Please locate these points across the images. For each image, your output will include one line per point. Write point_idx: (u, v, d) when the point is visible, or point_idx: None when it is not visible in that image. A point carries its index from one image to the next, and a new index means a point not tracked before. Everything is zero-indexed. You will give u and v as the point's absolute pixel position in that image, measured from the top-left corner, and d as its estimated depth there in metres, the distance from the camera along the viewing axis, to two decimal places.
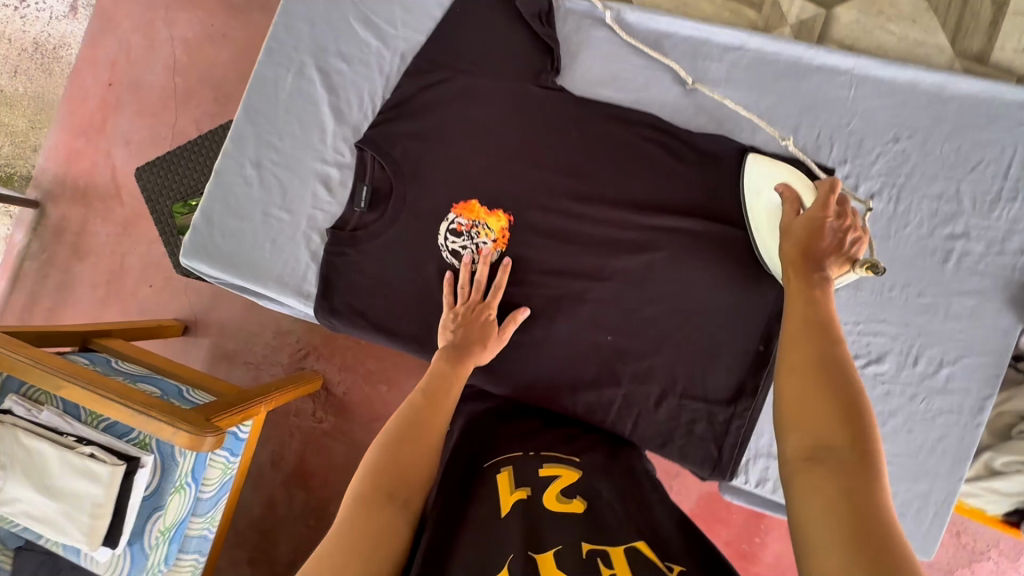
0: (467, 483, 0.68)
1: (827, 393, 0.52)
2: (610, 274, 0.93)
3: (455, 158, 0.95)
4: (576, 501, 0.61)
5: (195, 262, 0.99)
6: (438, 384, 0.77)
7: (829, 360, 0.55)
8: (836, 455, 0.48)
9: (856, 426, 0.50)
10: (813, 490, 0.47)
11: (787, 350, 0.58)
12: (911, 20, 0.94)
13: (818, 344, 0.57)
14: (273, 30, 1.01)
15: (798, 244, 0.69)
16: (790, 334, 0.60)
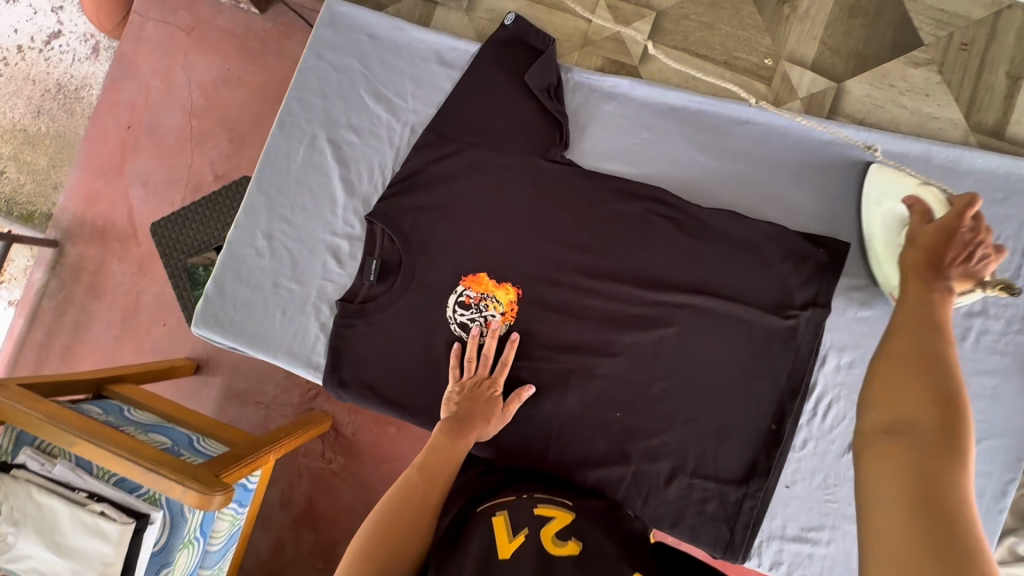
0: (466, 523, 0.68)
1: (917, 377, 0.47)
2: (620, 349, 0.92)
3: (464, 229, 0.95)
4: (571, 542, 0.62)
5: (207, 331, 1.00)
6: (444, 449, 0.77)
7: (932, 349, 0.50)
8: (919, 432, 0.43)
9: (949, 413, 0.44)
10: (886, 474, 0.42)
11: (889, 336, 0.52)
12: (923, 93, 0.93)
13: (914, 335, 0.51)
14: (287, 103, 1.03)
15: (921, 251, 0.63)
16: (897, 324, 0.54)
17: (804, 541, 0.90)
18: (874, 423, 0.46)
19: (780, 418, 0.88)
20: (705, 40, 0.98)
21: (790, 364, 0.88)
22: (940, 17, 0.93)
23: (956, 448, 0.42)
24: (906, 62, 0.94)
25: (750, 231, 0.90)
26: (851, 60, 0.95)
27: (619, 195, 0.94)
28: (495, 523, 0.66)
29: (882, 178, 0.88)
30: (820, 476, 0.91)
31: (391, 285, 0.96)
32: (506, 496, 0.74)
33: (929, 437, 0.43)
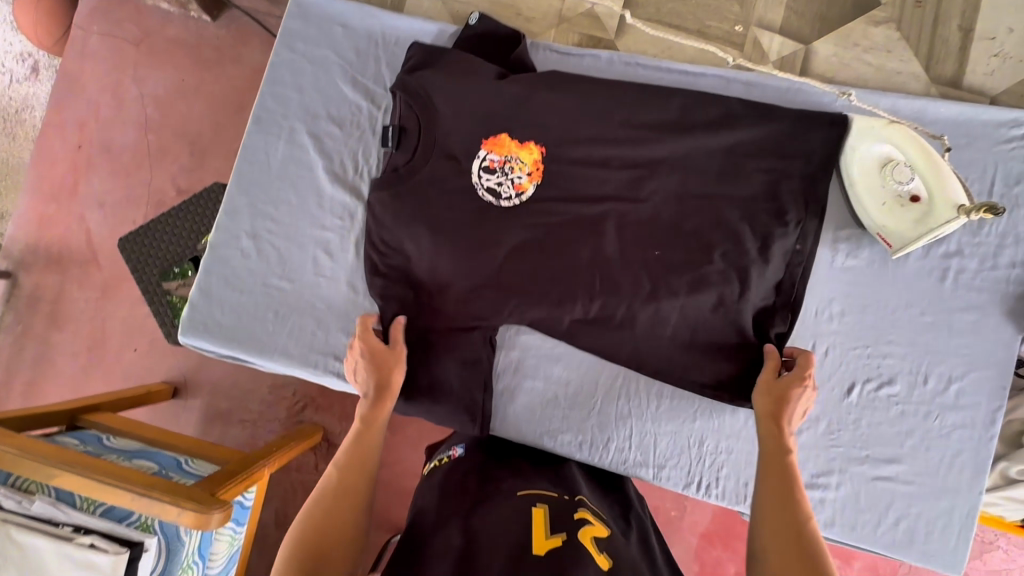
0: (499, 506, 0.69)
1: (798, 534, 0.62)
2: (648, 193, 0.92)
3: (479, 93, 0.94)
4: (605, 556, 0.63)
5: (195, 339, 0.96)
6: (369, 430, 0.78)
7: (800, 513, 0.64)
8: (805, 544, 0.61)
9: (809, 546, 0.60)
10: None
11: (762, 526, 0.64)
12: (886, 50, 0.98)
13: (785, 504, 0.65)
14: (261, 98, 1.00)
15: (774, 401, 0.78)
16: (767, 495, 0.67)
17: (814, 488, 0.93)
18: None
19: (753, 236, 0.90)
20: (678, 11, 1.00)
21: (797, 209, 0.90)
22: None
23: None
24: (866, 22, 0.98)
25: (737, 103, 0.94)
26: (817, 23, 0.99)
27: (622, 111, 0.94)
28: (534, 515, 0.67)
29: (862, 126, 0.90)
30: (824, 422, 0.94)
31: (411, 163, 0.95)
32: (545, 490, 0.75)
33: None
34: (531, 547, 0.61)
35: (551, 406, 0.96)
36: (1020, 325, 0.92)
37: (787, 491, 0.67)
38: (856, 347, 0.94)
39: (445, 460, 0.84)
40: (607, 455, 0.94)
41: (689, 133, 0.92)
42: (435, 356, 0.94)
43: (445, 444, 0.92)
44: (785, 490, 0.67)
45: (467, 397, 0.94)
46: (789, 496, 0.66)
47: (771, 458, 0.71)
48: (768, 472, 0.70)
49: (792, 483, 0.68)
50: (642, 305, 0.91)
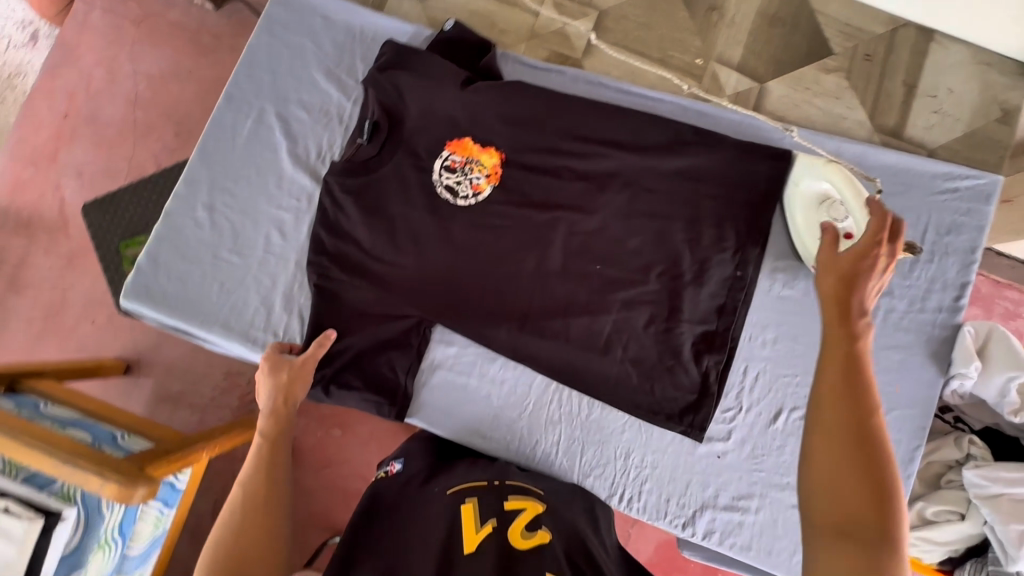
0: (429, 507, 0.69)
1: (876, 502, 0.46)
2: (600, 207, 0.96)
3: (447, 96, 0.97)
4: (541, 533, 0.63)
5: (137, 304, 0.96)
6: (270, 450, 0.77)
7: (877, 452, 0.48)
8: (867, 532, 0.45)
9: (885, 502, 0.46)
10: (836, 556, 0.45)
11: (818, 452, 0.49)
12: (835, 96, 1.04)
13: (859, 437, 0.48)
14: (235, 77, 1.03)
15: (841, 281, 0.56)
16: (822, 419, 0.50)
17: (734, 509, 0.94)
18: (825, 549, 0.46)
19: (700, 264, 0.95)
20: (644, 39, 1.06)
21: (737, 237, 0.95)
22: (846, 30, 1.05)
23: (895, 560, 0.45)
24: (818, 68, 1.04)
25: (691, 131, 0.98)
26: (772, 64, 1.05)
27: (581, 129, 0.98)
28: (463, 511, 0.67)
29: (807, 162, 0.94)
30: (749, 446, 0.95)
31: (377, 158, 0.98)
32: (475, 482, 0.75)
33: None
34: (462, 546, 0.60)
35: (480, 404, 0.98)
36: (942, 368, 0.96)
37: (862, 416, 0.49)
38: (786, 375, 0.97)
39: (384, 476, 0.80)
40: (533, 456, 0.97)
41: (643, 155, 0.96)
42: (378, 347, 0.97)
43: (391, 451, 0.90)
44: (861, 412, 0.49)
45: (397, 393, 0.97)
46: (870, 443, 0.48)
47: (835, 355, 0.52)
48: (830, 378, 0.51)
49: (868, 402, 0.50)
50: (578, 317, 0.95)
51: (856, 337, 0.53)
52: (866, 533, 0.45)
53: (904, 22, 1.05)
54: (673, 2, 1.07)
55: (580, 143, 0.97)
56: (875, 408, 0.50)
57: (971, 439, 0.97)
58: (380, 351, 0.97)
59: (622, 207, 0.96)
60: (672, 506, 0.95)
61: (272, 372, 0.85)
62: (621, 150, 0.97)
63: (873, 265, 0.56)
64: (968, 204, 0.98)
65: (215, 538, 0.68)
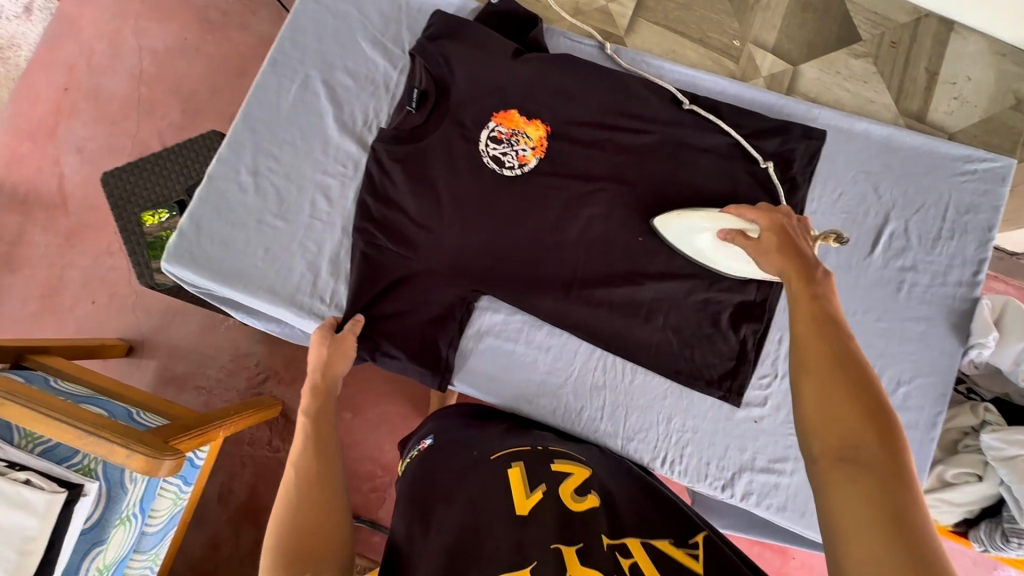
0: (479, 470, 0.73)
1: (866, 418, 0.47)
2: (639, 181, 0.99)
3: (495, 66, 0.98)
4: (590, 497, 0.68)
5: (178, 267, 0.94)
6: (315, 423, 0.75)
7: (866, 381, 0.50)
8: (866, 458, 0.45)
9: (887, 429, 0.47)
10: (846, 484, 0.45)
11: (810, 392, 0.51)
12: (862, 80, 1.09)
13: (843, 365, 0.51)
14: (279, 42, 1.02)
15: (787, 256, 0.64)
16: (805, 360, 0.53)
17: (771, 472, 0.97)
18: (837, 480, 0.45)
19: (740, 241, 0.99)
20: (682, 19, 1.10)
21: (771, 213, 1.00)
22: (873, 18, 1.10)
23: (907, 486, 0.44)
24: (847, 53, 1.10)
25: (728, 112, 1.02)
26: (803, 48, 1.10)
27: (622, 107, 1.01)
28: (510, 475, 0.71)
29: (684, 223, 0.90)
30: (783, 411, 0.99)
31: (429, 122, 0.98)
32: (519, 447, 0.80)
33: (890, 497, 0.43)
34: (514, 509, 0.65)
35: (527, 371, 1.00)
36: (961, 338, 1.01)
37: (840, 350, 0.52)
38: None
39: (416, 453, 0.85)
40: (577, 421, 0.99)
41: (681, 131, 1.00)
42: (425, 313, 0.97)
43: (418, 434, 0.94)
44: (841, 351, 0.52)
45: (442, 361, 0.98)
46: (860, 370, 0.50)
47: (805, 303, 0.58)
48: (804, 324, 0.55)
49: (851, 346, 0.53)
50: (619, 288, 0.97)
51: (817, 292, 0.59)
52: (862, 457, 0.45)
53: (926, 12, 1.10)
54: None
55: (622, 120, 1.00)
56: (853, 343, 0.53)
57: (987, 407, 1.01)
58: (424, 320, 0.97)
59: (660, 182, 0.99)
60: (712, 469, 0.98)
61: (320, 346, 0.87)
62: (661, 127, 1.00)
63: (802, 238, 0.67)
64: (985, 185, 1.04)
65: (279, 513, 0.65)
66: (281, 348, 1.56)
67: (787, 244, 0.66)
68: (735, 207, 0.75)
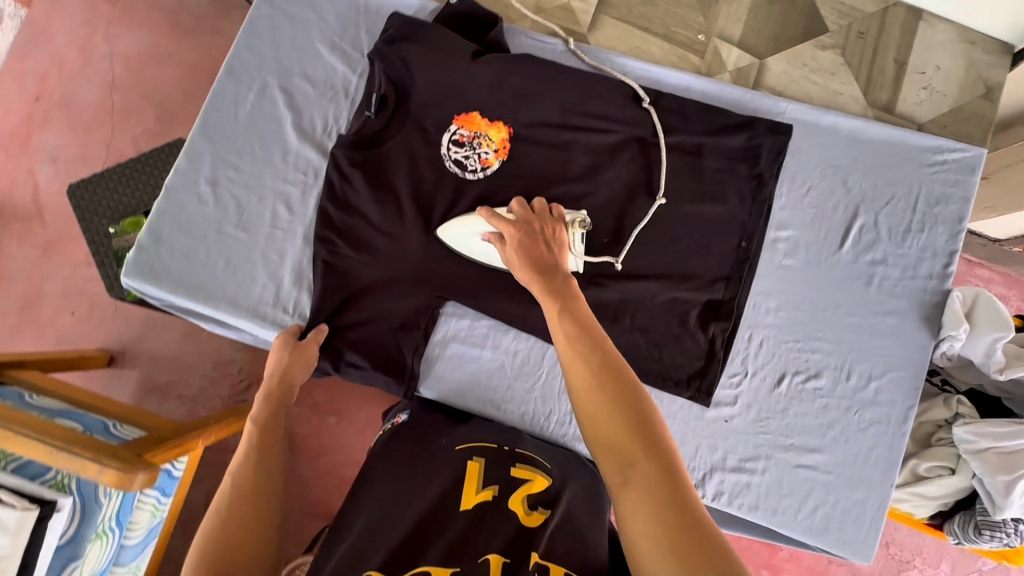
0: (440, 470, 0.74)
1: (628, 419, 0.52)
2: (606, 181, 0.98)
3: (456, 68, 0.97)
4: (539, 512, 0.68)
5: (139, 282, 0.93)
6: (263, 430, 0.75)
7: (619, 382, 0.55)
8: (636, 457, 0.50)
9: (643, 419, 0.52)
10: (632, 494, 0.48)
11: (584, 411, 0.55)
12: (830, 72, 1.07)
13: (598, 374, 0.56)
14: (235, 49, 1.00)
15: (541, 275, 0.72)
16: (570, 378, 0.57)
17: (741, 471, 0.97)
18: (626, 490, 0.49)
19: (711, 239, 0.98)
20: (647, 14, 1.08)
21: (740, 211, 0.99)
22: (841, 9, 1.09)
23: (672, 468, 0.49)
24: (814, 45, 1.08)
25: (695, 108, 1.01)
26: (771, 41, 1.08)
27: (587, 105, 0.99)
28: (468, 469, 0.74)
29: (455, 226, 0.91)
30: (754, 410, 0.99)
31: (389, 128, 0.97)
32: (486, 442, 0.81)
33: (665, 488, 0.48)
34: (459, 504, 0.68)
35: (495, 376, 0.99)
36: (933, 331, 1.00)
37: (596, 357, 0.57)
38: (788, 341, 1.00)
39: (392, 424, 0.87)
40: (546, 425, 0.99)
41: (646, 130, 0.99)
42: (389, 321, 0.96)
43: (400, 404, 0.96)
44: (595, 358, 0.57)
45: (408, 370, 0.97)
46: (612, 371, 0.56)
47: (559, 322, 0.63)
48: (565, 343, 0.60)
49: (600, 349, 0.58)
50: (589, 289, 0.96)
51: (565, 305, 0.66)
52: (637, 459, 0.50)
53: (894, 1, 1.09)
54: None
55: (587, 120, 0.99)
56: (602, 347, 0.59)
57: (959, 400, 1.00)
58: (389, 330, 0.96)
59: (629, 181, 0.98)
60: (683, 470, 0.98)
61: (280, 352, 0.88)
62: (625, 126, 0.99)
63: (549, 251, 0.76)
64: (955, 176, 1.03)
65: (209, 519, 0.64)
66: (261, 355, 1.55)
67: (536, 264, 0.74)
68: (487, 215, 0.81)
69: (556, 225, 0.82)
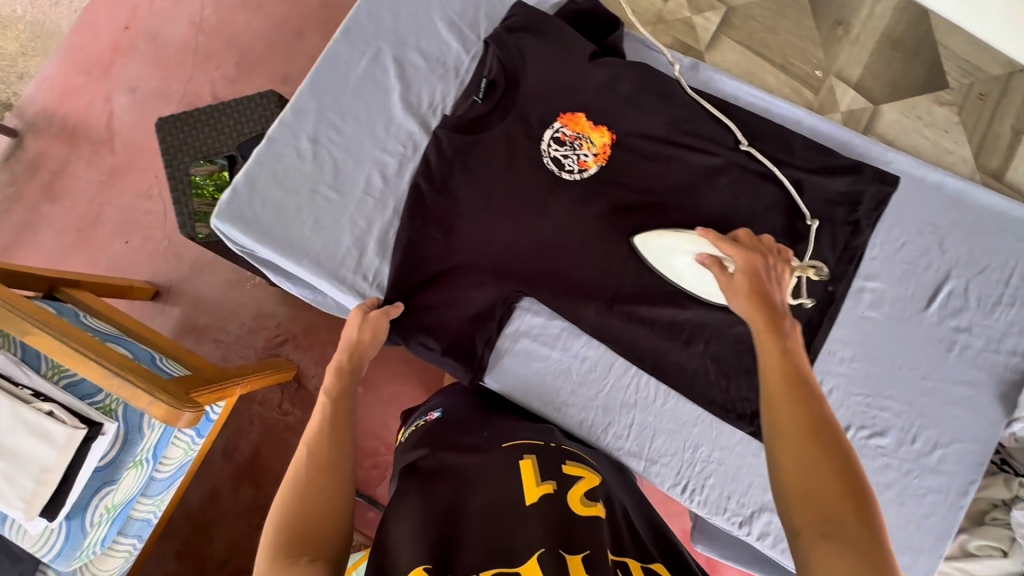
0: (492, 458, 0.71)
1: (839, 488, 0.51)
2: (699, 203, 0.96)
3: (571, 68, 0.96)
4: (598, 505, 0.66)
5: (227, 225, 0.94)
6: (336, 406, 0.75)
7: (838, 452, 0.53)
8: (844, 531, 0.49)
9: (858, 498, 0.51)
10: (830, 560, 0.47)
11: (786, 462, 0.54)
12: (943, 129, 1.05)
13: (817, 436, 0.54)
14: (355, 12, 1.01)
15: (753, 301, 0.69)
16: (780, 426, 0.56)
17: None
18: (820, 553, 0.48)
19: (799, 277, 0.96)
20: (767, 42, 1.08)
21: (832, 258, 0.97)
22: (964, 66, 1.06)
23: (880, 555, 0.48)
24: (932, 99, 1.06)
25: (801, 144, 0.99)
26: (887, 88, 1.06)
27: (690, 124, 0.98)
28: (522, 464, 0.69)
29: (660, 240, 0.90)
30: None
31: (495, 114, 0.97)
32: (532, 439, 0.78)
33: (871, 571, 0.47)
34: (523, 496, 0.64)
35: (560, 379, 0.99)
36: (1008, 409, 0.98)
37: (817, 416, 0.56)
38: (857, 394, 0.98)
39: (422, 422, 0.85)
40: (603, 437, 0.98)
41: (748, 158, 0.97)
42: (464, 306, 0.96)
43: (424, 406, 0.94)
44: (815, 417, 0.56)
45: (475, 359, 0.97)
46: (833, 438, 0.54)
47: (775, 364, 0.61)
48: (782, 388, 0.59)
49: (822, 410, 0.56)
50: (664, 307, 0.95)
51: (786, 349, 0.63)
52: (844, 533, 0.49)
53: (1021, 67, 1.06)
54: (801, 11, 1.08)
55: (689, 139, 0.98)
56: (823, 406, 0.57)
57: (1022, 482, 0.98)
58: (465, 317, 0.97)
59: (726, 206, 0.97)
60: (731, 504, 0.97)
61: (355, 325, 0.86)
62: (728, 151, 0.98)
63: (775, 287, 0.72)
64: None
65: (286, 490, 0.65)
66: (302, 313, 1.55)
67: (753, 292, 0.70)
68: (712, 235, 0.77)
69: (777, 261, 0.75)
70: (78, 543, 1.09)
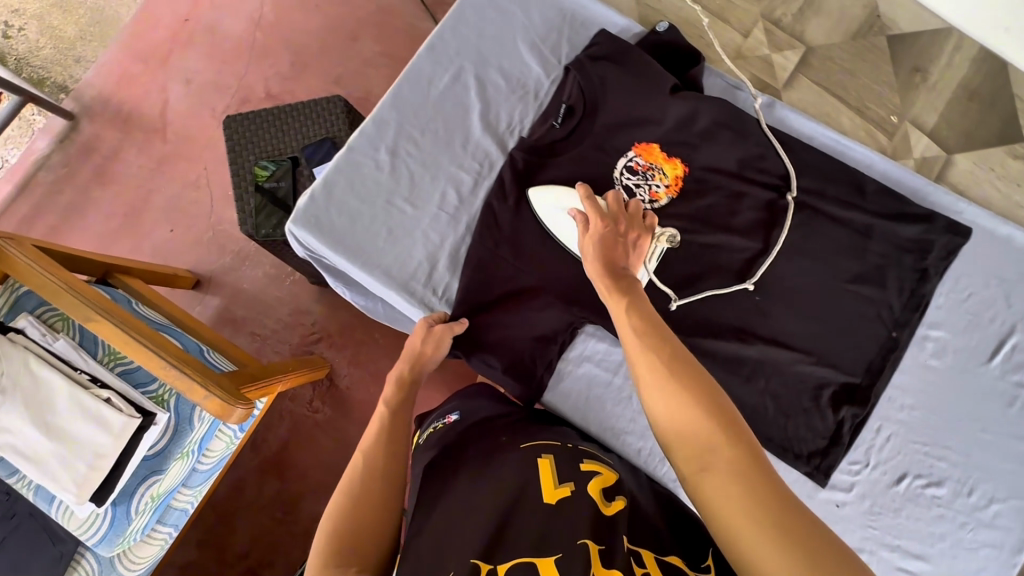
0: (504, 459, 0.69)
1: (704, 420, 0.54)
2: (768, 240, 0.97)
3: (652, 99, 0.97)
4: (618, 500, 0.63)
5: (304, 230, 0.95)
6: (393, 417, 0.76)
7: (695, 385, 0.56)
8: (718, 459, 0.51)
9: (726, 425, 0.53)
10: (721, 489, 0.49)
11: (658, 411, 0.57)
12: (1015, 182, 1.05)
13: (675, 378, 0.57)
14: (441, 29, 1.03)
15: (601, 262, 0.74)
16: (642, 378, 0.60)
17: None
18: (710, 483, 0.50)
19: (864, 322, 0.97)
20: (843, 85, 1.13)
21: (899, 304, 0.97)
22: None
23: (761, 467, 0.50)
24: (1007, 152, 1.07)
25: (873, 187, 0.99)
26: (962, 137, 1.09)
27: (762, 162, 0.99)
28: (540, 464, 0.67)
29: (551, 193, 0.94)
30: (868, 501, 0.97)
31: (570, 139, 0.98)
32: (551, 440, 0.75)
33: (756, 487, 0.48)
34: (541, 496, 0.61)
35: (619, 406, 1.00)
36: None
37: (671, 360, 0.59)
38: (916, 442, 0.98)
39: (440, 424, 0.83)
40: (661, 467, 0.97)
41: (819, 200, 0.98)
42: (529, 327, 0.96)
43: (439, 408, 0.92)
44: (670, 362, 0.59)
45: (536, 381, 0.97)
46: (687, 372, 0.57)
47: (637, 324, 0.65)
48: (636, 345, 0.62)
49: (680, 354, 0.60)
50: (727, 342, 0.95)
51: (631, 305, 0.68)
52: (717, 459, 0.51)
53: None
54: (879, 55, 1.13)
55: (759, 176, 0.99)
56: (678, 349, 0.61)
57: None
58: (530, 338, 0.97)
59: (796, 244, 0.97)
60: None
61: (420, 336, 0.87)
62: (801, 192, 0.98)
63: (623, 247, 0.77)
64: None
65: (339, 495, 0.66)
66: (336, 309, 1.52)
67: (602, 254, 0.75)
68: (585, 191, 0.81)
69: (643, 223, 0.82)
70: (122, 529, 1.06)
